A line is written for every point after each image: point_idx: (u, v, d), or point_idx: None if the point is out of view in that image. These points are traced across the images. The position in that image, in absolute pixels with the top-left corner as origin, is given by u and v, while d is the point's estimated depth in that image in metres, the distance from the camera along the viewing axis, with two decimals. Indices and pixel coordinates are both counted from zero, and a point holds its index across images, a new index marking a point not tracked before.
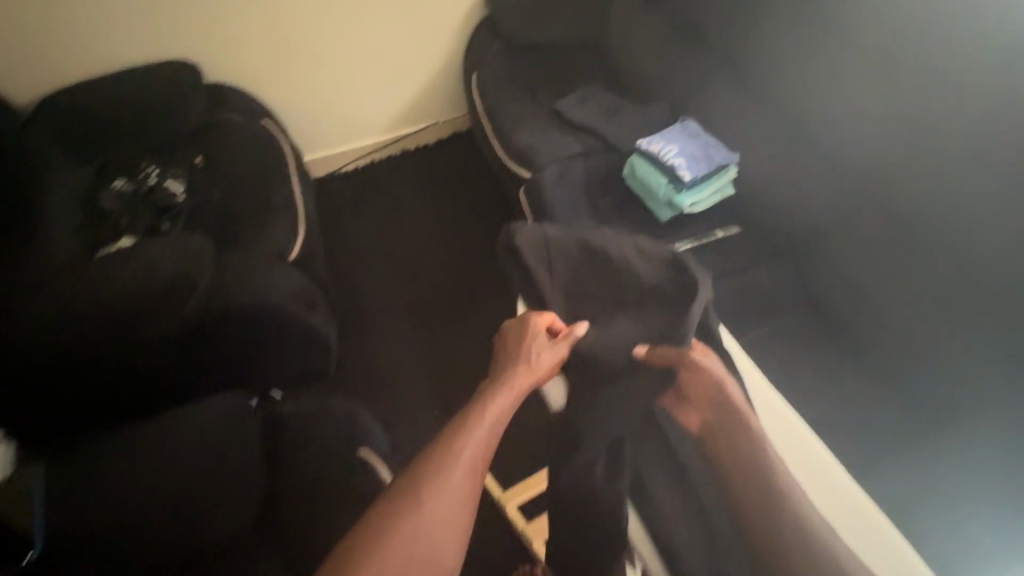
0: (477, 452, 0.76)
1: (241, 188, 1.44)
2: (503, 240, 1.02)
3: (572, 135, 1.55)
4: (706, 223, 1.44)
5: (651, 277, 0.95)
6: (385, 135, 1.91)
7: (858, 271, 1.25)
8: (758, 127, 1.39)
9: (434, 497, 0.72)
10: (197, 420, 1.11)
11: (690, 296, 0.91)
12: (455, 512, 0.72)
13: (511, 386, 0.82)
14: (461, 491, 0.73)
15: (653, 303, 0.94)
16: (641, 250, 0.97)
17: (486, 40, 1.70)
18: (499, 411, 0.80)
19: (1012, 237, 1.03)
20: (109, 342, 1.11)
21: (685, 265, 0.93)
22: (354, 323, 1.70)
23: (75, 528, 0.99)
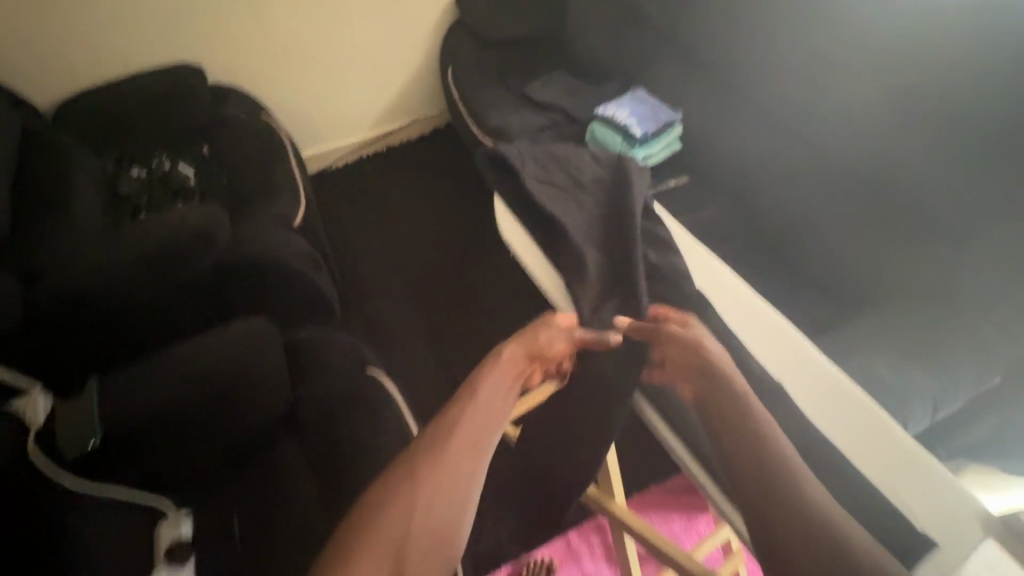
0: (474, 441, 0.79)
1: (243, 168, 1.61)
2: (484, 151, 1.11)
3: (537, 112, 1.77)
4: (661, 173, 1.61)
5: (600, 174, 1.10)
6: (373, 131, 2.23)
7: (799, 206, 1.39)
8: (693, 97, 1.61)
9: (425, 492, 0.75)
10: (210, 347, 1.10)
11: (634, 183, 1.07)
12: (454, 496, 0.75)
13: (505, 376, 0.85)
14: (460, 477, 0.76)
15: (595, 192, 1.08)
16: (596, 158, 1.12)
17: (461, 40, 2.01)
18: (497, 399, 0.84)
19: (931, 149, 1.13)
20: (128, 287, 1.20)
21: (628, 163, 1.09)
22: (355, 289, 1.83)
23: (116, 445, 1.01)
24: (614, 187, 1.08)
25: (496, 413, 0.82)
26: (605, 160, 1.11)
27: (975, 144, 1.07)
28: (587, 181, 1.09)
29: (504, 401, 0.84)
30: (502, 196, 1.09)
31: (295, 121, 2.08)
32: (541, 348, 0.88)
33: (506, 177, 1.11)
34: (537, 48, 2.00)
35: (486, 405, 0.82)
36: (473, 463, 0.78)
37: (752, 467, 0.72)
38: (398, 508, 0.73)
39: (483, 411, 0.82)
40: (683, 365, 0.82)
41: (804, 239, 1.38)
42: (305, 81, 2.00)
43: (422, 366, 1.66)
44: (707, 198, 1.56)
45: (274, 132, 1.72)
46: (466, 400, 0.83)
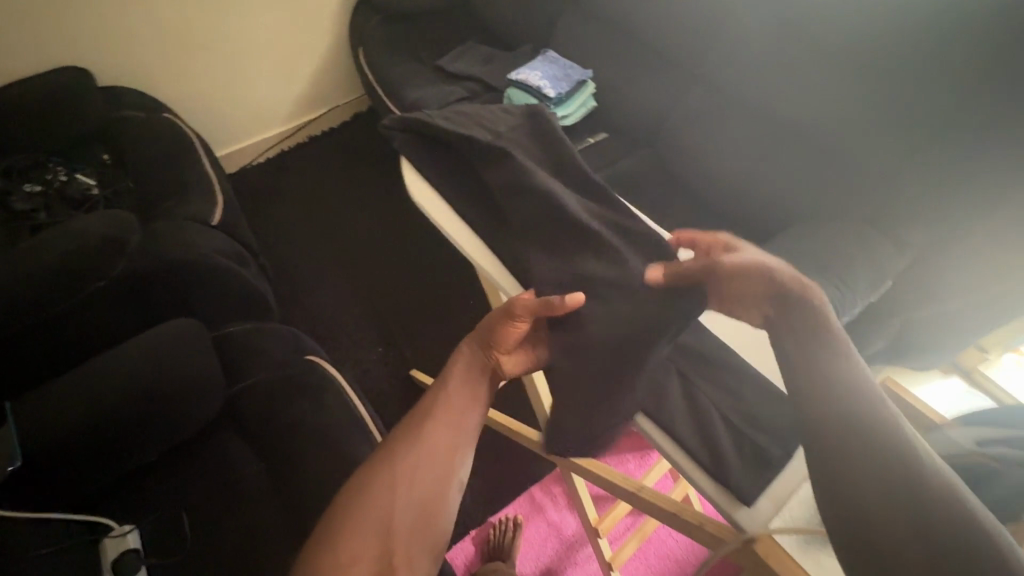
0: (452, 425, 0.75)
1: (151, 170, 1.54)
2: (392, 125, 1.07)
3: (454, 84, 1.76)
4: (580, 132, 1.65)
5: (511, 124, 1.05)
6: (291, 122, 2.17)
7: (709, 149, 1.45)
8: (602, 54, 1.65)
9: (402, 477, 0.70)
10: (134, 348, 1.07)
11: (545, 131, 1.02)
12: (436, 480, 0.71)
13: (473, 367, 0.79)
14: (438, 462, 0.72)
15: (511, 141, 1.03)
16: (506, 112, 1.10)
17: (369, 18, 1.96)
18: (473, 384, 0.79)
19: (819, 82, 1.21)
20: (34, 303, 1.12)
21: (539, 110, 1.04)
22: (291, 283, 1.79)
23: (42, 463, 0.96)
24: (528, 137, 1.05)
25: (473, 398, 0.77)
26: (517, 112, 1.09)
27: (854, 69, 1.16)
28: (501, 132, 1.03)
29: (476, 391, 0.78)
30: (416, 161, 1.07)
31: (205, 119, 1.98)
32: (504, 339, 0.80)
33: (418, 141, 1.10)
34: (447, 19, 1.98)
35: (460, 391, 0.77)
36: (453, 447, 0.73)
37: (827, 451, 0.48)
38: (376, 494, 0.68)
39: (460, 395, 0.77)
40: (750, 298, 0.63)
41: (717, 180, 1.45)
42: (209, 75, 1.90)
43: (369, 350, 1.65)
44: (626, 151, 1.62)
45: (182, 131, 1.65)
46: (442, 389, 0.78)
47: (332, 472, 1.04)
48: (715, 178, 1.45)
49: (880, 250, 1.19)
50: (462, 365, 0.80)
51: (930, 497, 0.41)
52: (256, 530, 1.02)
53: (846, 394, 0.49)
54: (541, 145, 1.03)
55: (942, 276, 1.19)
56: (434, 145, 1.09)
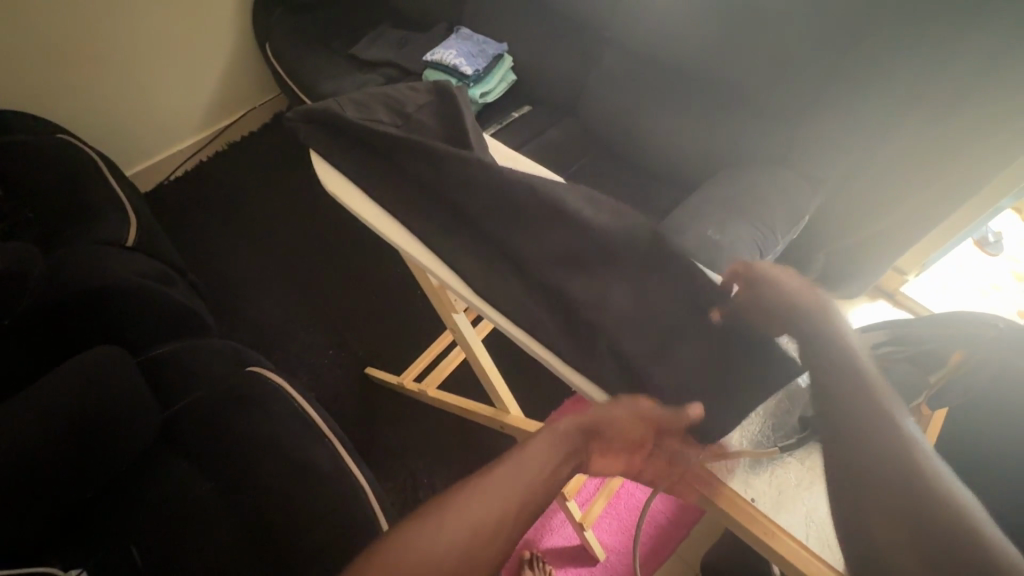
0: (517, 485, 0.59)
1: (51, 196, 1.42)
2: (293, 116, 0.91)
3: (370, 72, 1.72)
4: (504, 108, 1.64)
5: (420, 100, 0.90)
6: (204, 130, 2.07)
7: (630, 110, 1.47)
8: (514, 26, 1.64)
9: (445, 519, 0.56)
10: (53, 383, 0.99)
11: (456, 108, 0.87)
12: (476, 538, 0.55)
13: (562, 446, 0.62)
14: (487, 523, 0.56)
15: (424, 117, 0.88)
16: (414, 86, 0.92)
17: (271, 11, 1.87)
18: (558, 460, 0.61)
19: None
20: None
21: (446, 84, 0.89)
22: (228, 297, 1.71)
23: None
24: (443, 114, 0.88)
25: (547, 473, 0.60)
26: (425, 86, 0.91)
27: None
28: (412, 112, 0.89)
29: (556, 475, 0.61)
30: (318, 153, 0.89)
31: (108, 137, 1.85)
32: (608, 430, 0.65)
33: (320, 128, 0.90)
34: (355, 6, 1.92)
35: (539, 461, 0.61)
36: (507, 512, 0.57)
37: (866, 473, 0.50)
38: (412, 529, 0.56)
39: (541, 463, 0.61)
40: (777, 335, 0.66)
41: (641, 140, 1.47)
42: (104, 90, 1.77)
43: (319, 354, 1.61)
44: (550, 121, 1.62)
45: (81, 152, 1.54)
46: (525, 446, 0.62)
47: (289, 479, 1.02)
48: (641, 139, 1.47)
49: (795, 188, 1.25)
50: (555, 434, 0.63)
51: (941, 514, 0.46)
52: (217, 552, 0.98)
53: (904, 422, 0.52)
54: (454, 122, 0.86)
55: (854, 206, 1.27)
56: (337, 131, 0.90)
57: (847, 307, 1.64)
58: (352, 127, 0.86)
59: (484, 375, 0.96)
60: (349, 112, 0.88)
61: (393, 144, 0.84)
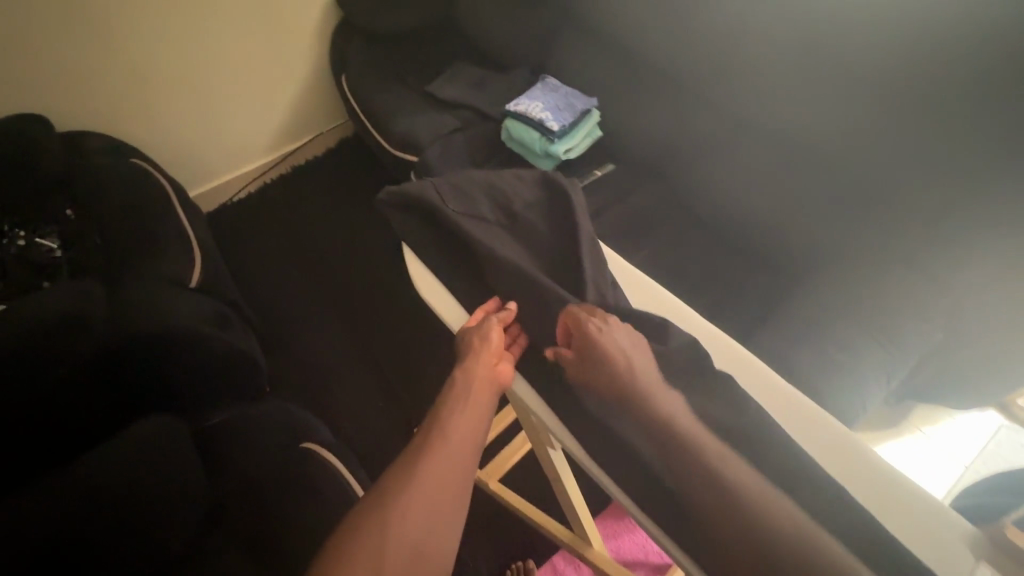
0: (457, 457, 0.67)
1: (120, 225, 1.40)
2: (387, 195, 0.91)
3: (447, 113, 1.64)
4: (585, 163, 1.53)
5: (527, 195, 0.88)
6: (271, 153, 2.03)
7: (729, 181, 1.34)
8: (605, 77, 1.52)
9: (400, 512, 0.61)
10: (111, 449, 0.95)
11: (566, 207, 0.86)
12: (440, 515, 0.62)
13: (477, 399, 0.72)
14: (444, 499, 0.63)
15: (528, 215, 0.87)
16: (522, 175, 0.90)
17: (348, 40, 1.81)
18: (478, 407, 0.72)
19: (858, 113, 1.10)
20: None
21: (557, 179, 0.88)
22: (279, 333, 1.65)
23: None
24: (550, 212, 0.87)
25: (472, 425, 0.70)
26: (532, 179, 0.90)
27: (904, 97, 1.04)
28: (517, 209, 0.87)
29: (478, 425, 0.70)
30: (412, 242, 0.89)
31: (178, 158, 1.83)
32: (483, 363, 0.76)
33: (415, 218, 0.90)
34: (434, 38, 1.85)
35: (465, 423, 0.70)
36: (457, 484, 0.65)
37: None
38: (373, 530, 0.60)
39: (466, 421, 0.70)
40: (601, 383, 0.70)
41: (737, 215, 1.34)
42: (180, 112, 1.75)
43: (367, 406, 1.52)
44: (635, 182, 1.50)
45: (152, 179, 1.51)
46: (443, 417, 0.70)
47: None
48: (737, 215, 1.34)
49: (926, 296, 1.09)
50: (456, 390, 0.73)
51: None
52: None
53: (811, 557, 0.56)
54: (564, 229, 0.85)
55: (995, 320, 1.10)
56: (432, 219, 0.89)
57: (948, 413, 1.46)
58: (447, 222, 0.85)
59: (561, 487, 0.88)
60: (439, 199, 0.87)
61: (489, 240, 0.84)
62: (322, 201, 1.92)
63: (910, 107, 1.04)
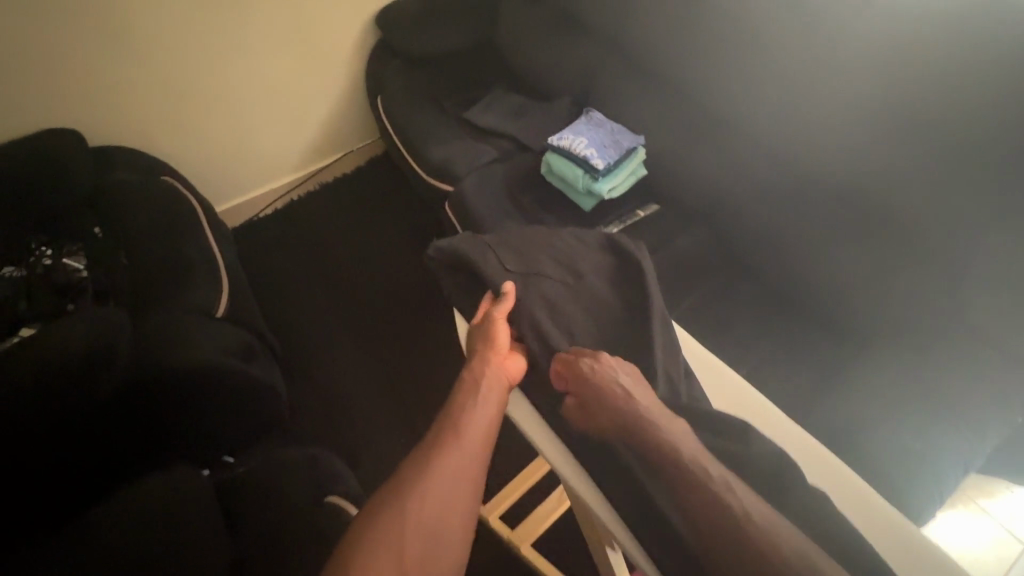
0: (469, 449, 0.75)
1: (148, 246, 1.36)
2: (441, 249, 0.95)
3: (485, 142, 1.59)
4: (627, 202, 1.48)
5: (590, 258, 0.96)
6: (301, 170, 1.98)
7: (781, 232, 1.27)
8: (652, 113, 1.47)
9: (420, 495, 0.71)
10: (138, 499, 0.94)
11: (632, 271, 0.94)
12: (454, 499, 0.72)
13: (484, 397, 0.79)
14: (458, 486, 0.73)
15: (593, 278, 0.94)
16: (583, 239, 0.99)
17: (387, 61, 1.78)
18: (488, 403, 0.79)
19: (935, 174, 1.03)
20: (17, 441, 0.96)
21: (620, 244, 0.96)
22: (301, 361, 1.61)
23: None
24: (614, 276, 0.95)
25: (480, 422, 0.78)
26: (595, 242, 0.98)
27: (989, 160, 0.97)
28: (583, 271, 0.94)
29: (485, 421, 0.78)
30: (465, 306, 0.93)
31: (209, 173, 1.79)
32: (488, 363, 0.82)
33: (469, 275, 0.95)
34: (473, 62, 1.80)
35: (473, 419, 0.78)
36: (467, 474, 0.74)
37: None
38: (396, 514, 0.70)
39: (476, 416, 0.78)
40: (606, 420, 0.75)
41: (790, 269, 1.26)
42: (213, 128, 1.72)
43: (390, 443, 1.47)
44: (680, 225, 1.44)
45: (182, 198, 1.47)
46: (455, 414, 0.79)
47: None
48: (792, 269, 1.26)
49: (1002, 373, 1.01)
50: (466, 387, 0.81)
51: None
52: None
53: None
54: (630, 295, 0.92)
55: None
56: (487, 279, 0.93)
57: (1005, 485, 1.37)
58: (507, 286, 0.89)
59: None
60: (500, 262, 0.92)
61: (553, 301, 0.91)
62: (351, 223, 1.89)
63: (994, 172, 0.97)
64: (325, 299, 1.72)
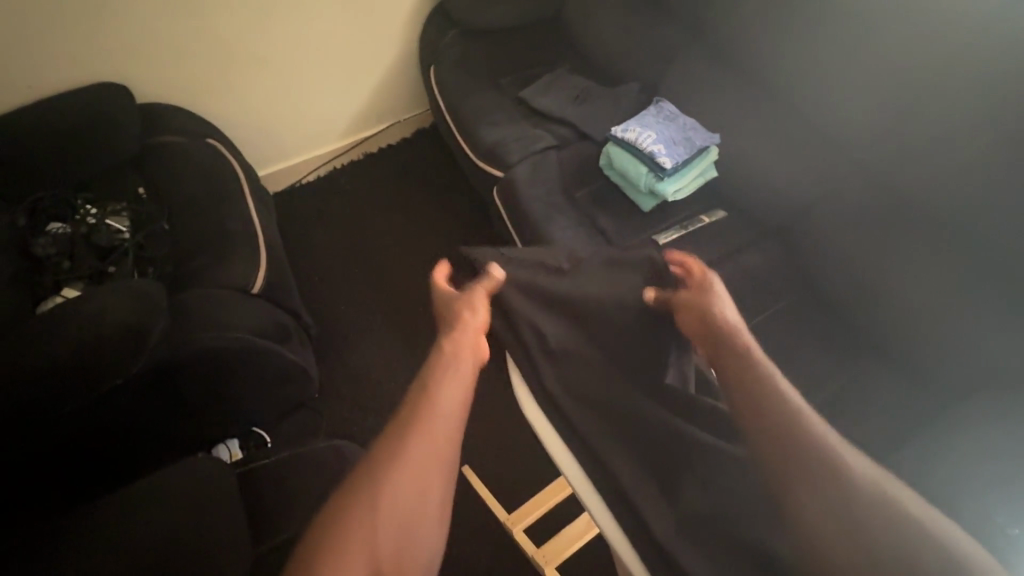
0: (437, 433, 0.67)
1: (189, 213, 1.33)
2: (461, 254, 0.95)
3: (542, 127, 1.48)
4: (691, 206, 1.36)
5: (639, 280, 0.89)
6: (346, 138, 1.91)
7: (865, 258, 1.13)
8: (730, 111, 1.34)
9: (387, 487, 0.64)
10: (163, 483, 0.93)
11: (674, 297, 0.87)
12: (423, 497, 0.65)
13: (455, 372, 0.73)
14: (428, 473, 0.66)
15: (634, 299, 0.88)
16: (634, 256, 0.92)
17: (443, 30, 1.67)
18: (458, 380, 0.72)
19: None
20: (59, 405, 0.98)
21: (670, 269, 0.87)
22: (334, 340, 1.58)
23: None
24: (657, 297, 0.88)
25: (449, 397, 0.70)
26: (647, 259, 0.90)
27: None
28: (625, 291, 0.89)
29: (455, 399, 0.71)
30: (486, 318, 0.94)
31: (255, 137, 1.75)
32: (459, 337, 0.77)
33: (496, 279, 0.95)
34: (536, 36, 1.68)
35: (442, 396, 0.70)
36: (436, 460, 0.66)
37: None
38: (361, 506, 0.63)
39: (447, 397, 0.70)
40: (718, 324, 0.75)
41: (871, 299, 1.13)
42: (260, 90, 1.66)
43: None
44: (748, 237, 1.31)
45: (224, 163, 1.43)
46: (424, 396, 0.70)
47: None
48: (879, 303, 1.11)
49: None
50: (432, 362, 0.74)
51: None
52: None
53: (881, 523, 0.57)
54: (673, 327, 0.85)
55: None
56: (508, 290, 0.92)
57: None
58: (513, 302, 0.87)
59: None
60: (514, 282, 0.89)
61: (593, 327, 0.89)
62: (395, 199, 1.83)
63: None
64: (363, 277, 1.69)
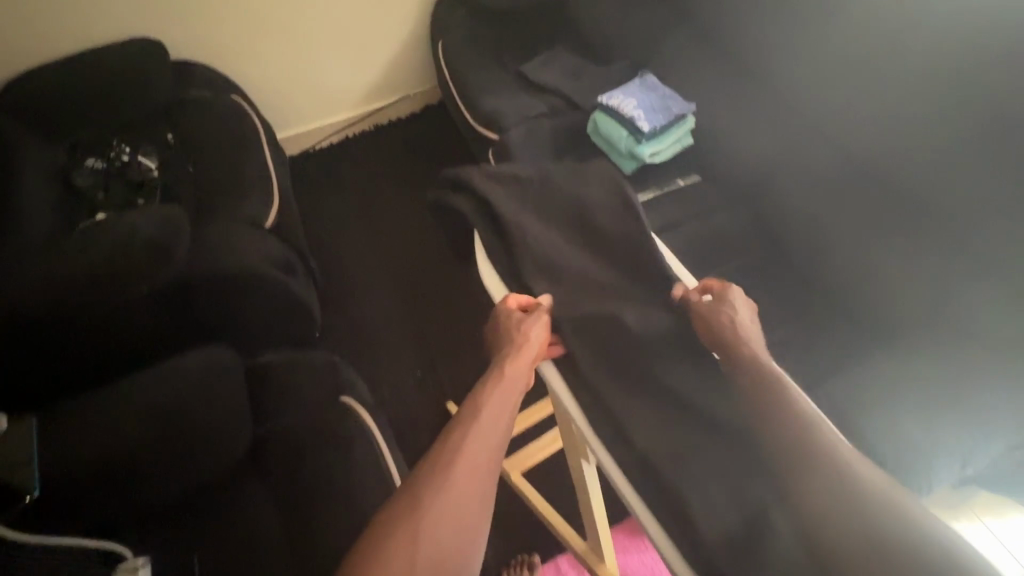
0: (481, 457, 0.75)
1: (211, 158, 1.47)
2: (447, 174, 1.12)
3: (538, 97, 1.61)
4: (669, 171, 1.47)
5: (602, 199, 1.05)
6: (358, 109, 2.03)
7: (819, 218, 1.24)
8: (708, 85, 1.46)
9: (434, 503, 0.70)
10: (174, 372, 1.04)
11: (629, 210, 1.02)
12: (466, 513, 0.70)
13: (498, 403, 0.81)
14: (471, 493, 0.72)
15: (598, 216, 1.04)
16: (602, 188, 1.06)
17: (454, 8, 1.81)
18: (501, 412, 0.81)
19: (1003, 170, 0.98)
20: (91, 303, 1.11)
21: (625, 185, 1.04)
22: (337, 286, 1.71)
23: (72, 480, 0.93)
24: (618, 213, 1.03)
25: (493, 426, 0.78)
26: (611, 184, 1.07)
27: None
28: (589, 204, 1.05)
29: (498, 427, 0.79)
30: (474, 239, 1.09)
31: (275, 100, 1.89)
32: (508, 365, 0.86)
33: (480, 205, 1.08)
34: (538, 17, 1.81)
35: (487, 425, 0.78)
36: (478, 480, 0.73)
37: None
38: (409, 519, 0.68)
39: (489, 426, 0.78)
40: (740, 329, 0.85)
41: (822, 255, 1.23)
42: (283, 56, 1.80)
43: (405, 373, 1.56)
44: (718, 199, 1.42)
45: (246, 117, 1.57)
46: (468, 425, 0.78)
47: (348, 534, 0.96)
48: (828, 258, 1.22)
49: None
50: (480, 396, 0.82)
51: None
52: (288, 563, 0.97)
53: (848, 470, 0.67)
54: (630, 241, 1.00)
55: None
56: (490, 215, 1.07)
57: None
58: (491, 213, 1.05)
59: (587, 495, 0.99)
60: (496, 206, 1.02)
61: (562, 252, 1.01)
62: (399, 164, 1.96)
63: None
64: (366, 232, 1.82)
